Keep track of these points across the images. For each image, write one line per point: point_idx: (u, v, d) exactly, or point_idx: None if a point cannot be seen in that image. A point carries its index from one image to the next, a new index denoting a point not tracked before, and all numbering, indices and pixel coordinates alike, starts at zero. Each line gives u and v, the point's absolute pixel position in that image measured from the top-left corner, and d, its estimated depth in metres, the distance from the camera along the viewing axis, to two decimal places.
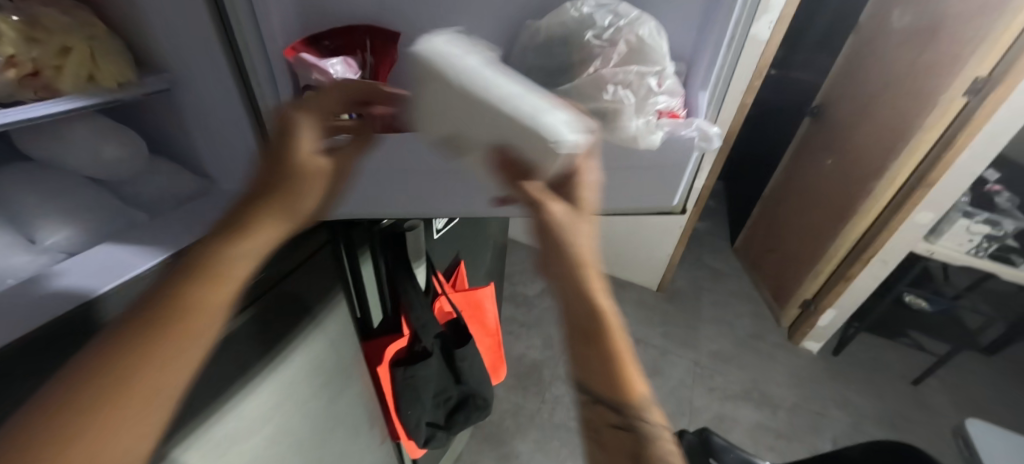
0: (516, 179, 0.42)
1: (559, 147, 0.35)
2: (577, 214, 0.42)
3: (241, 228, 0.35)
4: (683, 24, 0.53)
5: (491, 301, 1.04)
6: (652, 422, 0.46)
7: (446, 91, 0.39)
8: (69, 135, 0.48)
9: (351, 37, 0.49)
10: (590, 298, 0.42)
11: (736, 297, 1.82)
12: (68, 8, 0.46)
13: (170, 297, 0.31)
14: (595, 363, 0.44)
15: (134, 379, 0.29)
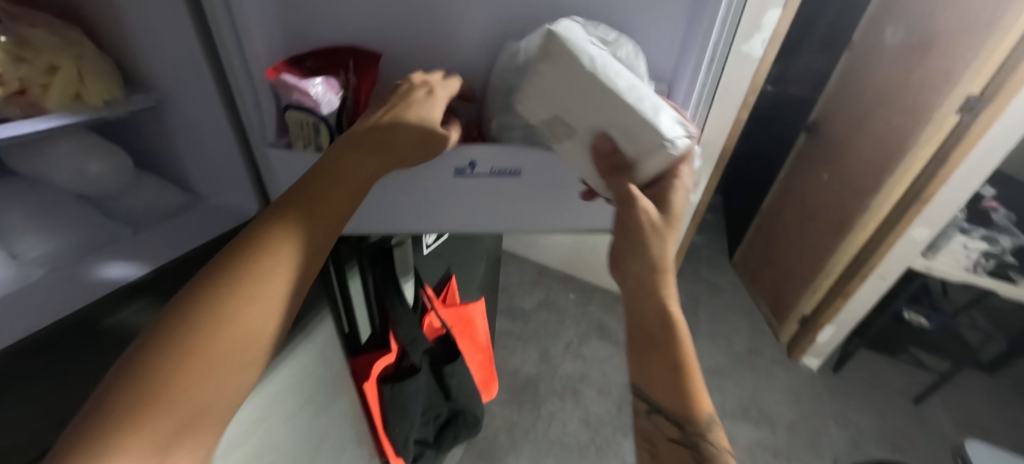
0: (614, 166, 0.45)
1: (674, 147, 0.43)
2: (676, 213, 0.46)
3: (279, 229, 0.36)
4: (663, 44, 0.51)
5: (482, 317, 1.04)
6: (718, 442, 0.45)
7: (566, 75, 0.43)
8: (52, 153, 0.48)
9: (334, 57, 0.49)
10: (661, 300, 0.46)
11: (734, 311, 1.81)
12: (58, 28, 0.47)
13: (220, 292, 0.32)
14: (662, 370, 0.46)
15: (194, 371, 0.30)
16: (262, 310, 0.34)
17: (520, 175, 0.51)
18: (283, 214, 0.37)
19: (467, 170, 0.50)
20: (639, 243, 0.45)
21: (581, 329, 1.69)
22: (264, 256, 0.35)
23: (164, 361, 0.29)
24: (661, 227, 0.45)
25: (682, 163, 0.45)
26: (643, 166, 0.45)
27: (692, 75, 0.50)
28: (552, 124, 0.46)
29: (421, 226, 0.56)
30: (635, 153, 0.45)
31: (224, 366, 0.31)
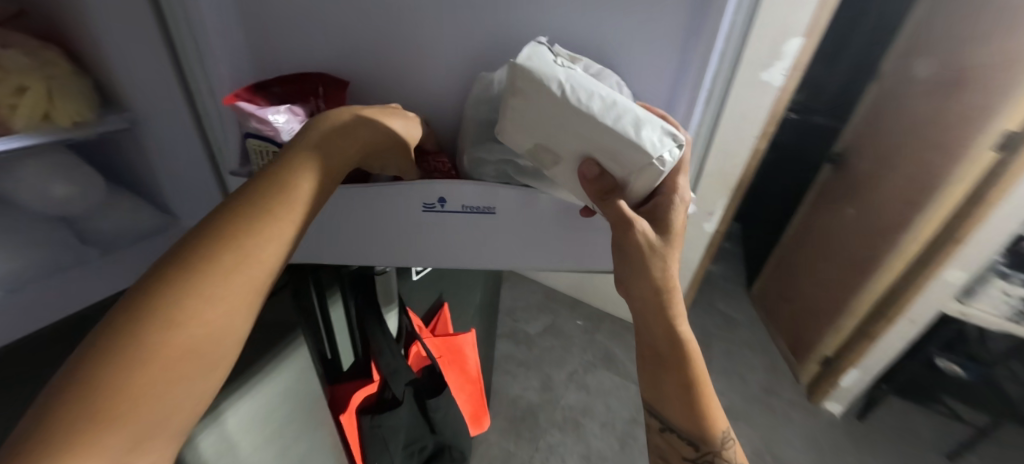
0: (604, 193, 0.41)
1: (664, 163, 0.38)
2: (678, 231, 0.44)
3: (263, 208, 0.31)
4: (654, 82, 0.46)
5: (473, 348, 1.00)
6: (731, 456, 0.50)
7: (537, 102, 0.39)
8: (18, 175, 0.47)
9: (302, 84, 0.48)
10: (677, 336, 0.47)
11: (750, 348, 1.71)
12: (31, 50, 0.46)
13: (210, 269, 0.27)
14: (679, 396, 0.49)
15: (155, 375, 0.24)
16: (240, 303, 0.28)
17: (495, 212, 0.48)
18: (266, 191, 0.32)
19: (437, 205, 0.48)
20: (640, 265, 0.43)
21: (587, 358, 1.62)
22: (242, 239, 0.29)
23: (141, 347, 0.24)
24: (661, 247, 0.43)
25: (677, 177, 0.44)
26: (632, 187, 0.41)
27: (687, 111, 0.46)
28: (539, 153, 0.42)
29: (395, 256, 0.53)
30: (623, 174, 0.41)
31: (201, 355, 0.26)
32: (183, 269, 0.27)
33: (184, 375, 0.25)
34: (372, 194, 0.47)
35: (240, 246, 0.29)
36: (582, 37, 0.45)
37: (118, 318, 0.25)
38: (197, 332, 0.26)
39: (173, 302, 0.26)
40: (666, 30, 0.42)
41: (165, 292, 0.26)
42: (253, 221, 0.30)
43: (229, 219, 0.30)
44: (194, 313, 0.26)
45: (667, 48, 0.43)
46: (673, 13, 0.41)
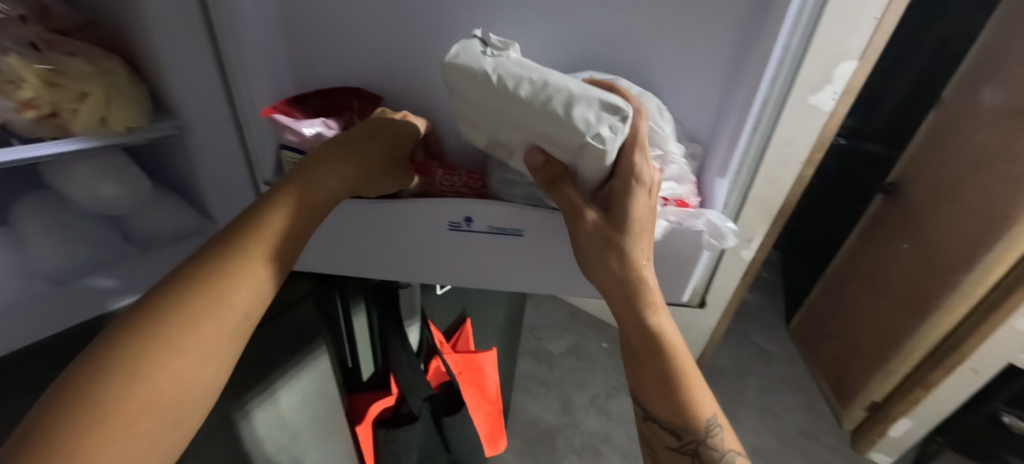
0: (551, 181, 0.41)
1: (602, 145, 0.36)
2: (641, 219, 0.40)
3: (234, 263, 0.35)
4: (700, 105, 0.44)
5: (493, 366, 0.96)
6: (721, 444, 0.43)
7: (471, 94, 0.38)
8: (73, 173, 0.51)
9: (335, 99, 0.51)
10: (648, 327, 0.43)
11: (787, 385, 1.60)
12: (95, 59, 0.50)
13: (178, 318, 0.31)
14: (655, 382, 0.43)
15: (123, 422, 0.27)
16: (206, 354, 0.32)
17: (521, 235, 0.47)
18: (237, 244, 0.36)
19: (463, 225, 0.47)
20: (594, 259, 0.41)
21: (610, 382, 1.56)
22: (212, 292, 0.33)
23: (111, 389, 0.27)
24: (616, 237, 0.40)
25: (636, 155, 0.39)
26: (582, 170, 0.39)
27: (733, 136, 0.42)
28: (495, 146, 0.43)
29: (419, 271, 0.53)
30: (569, 157, 0.39)
31: (172, 397, 0.30)
32: (155, 324, 0.31)
33: (150, 420, 0.28)
34: (398, 210, 0.47)
35: (206, 295, 0.33)
36: (625, 60, 0.43)
37: (88, 370, 0.28)
38: (162, 383, 0.29)
39: (144, 351, 0.29)
40: (716, 51, 0.40)
41: (134, 344, 0.29)
42: (221, 275, 0.34)
43: (199, 275, 0.34)
44: (161, 363, 0.29)
45: (714, 69, 0.41)
46: (722, 33, 0.39)
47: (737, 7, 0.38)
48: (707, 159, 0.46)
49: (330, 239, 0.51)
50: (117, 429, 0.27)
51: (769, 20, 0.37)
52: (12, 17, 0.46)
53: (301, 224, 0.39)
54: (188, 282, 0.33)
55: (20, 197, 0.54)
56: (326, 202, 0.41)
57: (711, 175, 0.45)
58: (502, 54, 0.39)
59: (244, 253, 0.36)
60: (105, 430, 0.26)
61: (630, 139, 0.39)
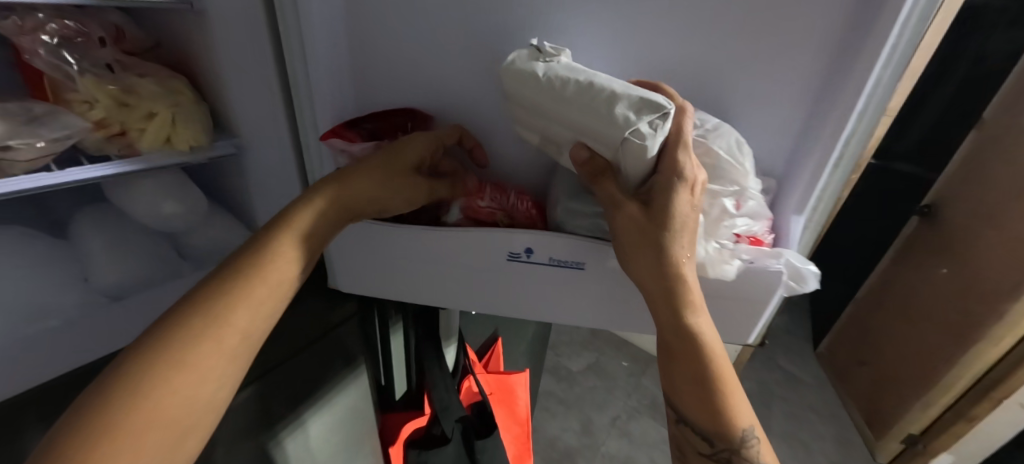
0: (592, 177, 0.39)
1: (643, 147, 0.35)
2: (681, 218, 0.37)
3: (243, 281, 0.35)
4: (774, 139, 0.43)
5: (525, 388, 0.95)
6: (756, 456, 0.42)
7: (524, 95, 0.37)
8: (137, 188, 0.54)
9: (390, 119, 0.49)
10: (687, 327, 0.40)
11: (818, 414, 1.54)
12: (163, 80, 0.52)
13: (187, 333, 0.32)
14: (691, 386, 0.42)
15: (127, 440, 0.28)
16: (208, 373, 0.32)
17: (582, 268, 0.46)
18: (249, 258, 0.37)
19: (522, 255, 0.46)
20: (626, 252, 0.39)
21: (631, 403, 1.52)
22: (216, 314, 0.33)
23: (117, 406, 0.28)
24: (648, 228, 0.37)
25: (678, 152, 0.37)
26: (625, 168, 0.38)
27: (811, 175, 0.42)
28: (548, 143, 0.42)
29: (466, 297, 0.52)
30: (612, 156, 0.37)
31: (175, 414, 0.30)
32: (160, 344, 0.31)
33: (153, 438, 0.29)
34: (459, 237, 0.46)
35: (218, 309, 0.33)
36: (695, 90, 0.42)
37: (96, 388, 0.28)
38: (165, 403, 0.30)
39: (151, 368, 0.30)
40: (799, 84, 0.39)
41: (140, 365, 0.30)
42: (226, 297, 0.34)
43: (205, 295, 0.34)
44: (166, 380, 0.30)
45: (796, 105, 0.41)
46: (803, 78, 0.39)
47: (821, 55, 0.37)
48: (781, 193, 0.46)
49: (382, 263, 0.52)
50: (118, 448, 0.27)
51: (856, 67, 0.36)
52: (92, 40, 0.50)
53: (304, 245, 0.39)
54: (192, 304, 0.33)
55: (80, 211, 0.56)
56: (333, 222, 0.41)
57: (785, 210, 0.46)
58: (553, 60, 0.37)
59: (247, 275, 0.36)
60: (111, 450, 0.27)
61: (673, 136, 0.37)
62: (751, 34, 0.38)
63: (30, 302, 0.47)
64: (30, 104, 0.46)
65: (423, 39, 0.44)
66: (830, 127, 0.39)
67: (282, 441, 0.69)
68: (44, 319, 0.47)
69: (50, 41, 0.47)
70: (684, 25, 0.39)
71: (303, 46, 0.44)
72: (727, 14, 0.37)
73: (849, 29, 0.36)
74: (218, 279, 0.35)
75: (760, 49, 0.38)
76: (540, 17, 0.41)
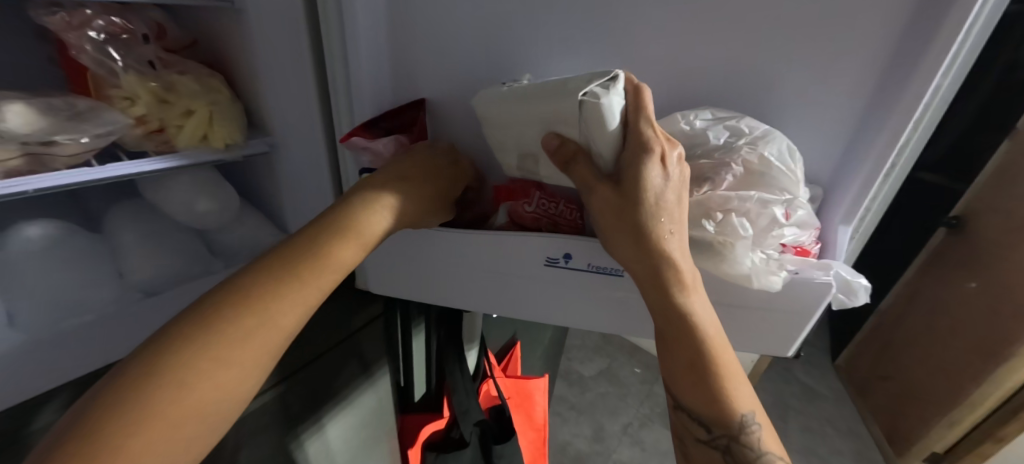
0: (566, 166, 0.39)
1: (597, 107, 0.33)
2: (654, 190, 0.36)
3: (301, 273, 0.35)
4: (820, 151, 0.42)
5: (543, 394, 0.93)
6: (758, 444, 0.40)
7: (508, 100, 0.40)
8: (173, 184, 0.55)
9: (403, 116, 0.48)
10: (675, 307, 0.38)
11: (837, 428, 1.50)
12: (202, 78, 0.53)
13: (235, 317, 0.31)
14: (687, 369, 0.40)
15: (160, 427, 0.27)
16: (250, 365, 0.31)
17: (621, 275, 0.44)
18: (312, 248, 0.36)
19: (561, 260, 0.45)
20: (608, 226, 0.39)
21: (644, 410, 1.49)
22: (266, 308, 0.32)
23: (157, 389, 0.27)
24: (623, 200, 0.37)
25: (642, 126, 0.36)
26: (595, 146, 0.37)
27: (861, 187, 0.41)
28: (526, 160, 0.43)
29: (495, 301, 0.52)
30: (580, 131, 0.37)
31: (209, 403, 0.29)
32: (208, 333, 0.30)
33: (186, 427, 0.28)
34: (495, 240, 0.46)
35: (270, 301, 0.33)
36: (740, 96, 0.41)
37: (139, 368, 0.27)
38: (205, 393, 0.29)
39: (195, 352, 0.29)
40: (850, 92, 0.38)
41: (187, 351, 0.29)
42: (276, 291, 0.33)
43: (257, 284, 0.33)
44: (206, 370, 0.29)
45: (844, 113, 0.39)
46: (852, 95, 0.38)
47: (870, 70, 0.36)
48: (827, 202, 0.44)
49: (414, 265, 0.52)
50: (146, 435, 0.26)
51: (910, 81, 0.35)
52: (136, 36, 0.51)
53: (357, 250, 0.38)
54: (241, 294, 0.32)
55: (115, 205, 0.57)
56: (382, 231, 0.40)
57: (831, 221, 0.44)
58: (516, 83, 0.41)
59: (297, 272, 0.34)
60: (147, 437, 0.26)
61: (632, 112, 0.36)
62: (799, 49, 0.37)
63: (67, 295, 0.48)
64: (74, 100, 0.46)
65: (461, 44, 0.44)
66: (881, 142, 0.38)
67: (305, 442, 0.69)
68: (81, 313, 0.48)
69: (96, 37, 0.48)
70: (735, 33, 0.37)
71: (345, 43, 0.45)
72: (780, 25, 0.36)
73: (903, 44, 0.34)
74: (278, 267, 0.34)
75: (809, 63, 0.37)
76: (584, 23, 0.40)
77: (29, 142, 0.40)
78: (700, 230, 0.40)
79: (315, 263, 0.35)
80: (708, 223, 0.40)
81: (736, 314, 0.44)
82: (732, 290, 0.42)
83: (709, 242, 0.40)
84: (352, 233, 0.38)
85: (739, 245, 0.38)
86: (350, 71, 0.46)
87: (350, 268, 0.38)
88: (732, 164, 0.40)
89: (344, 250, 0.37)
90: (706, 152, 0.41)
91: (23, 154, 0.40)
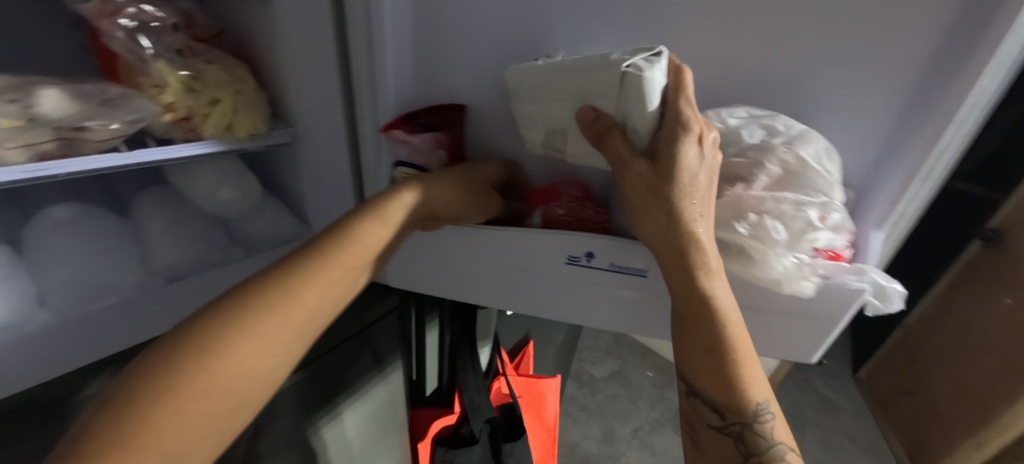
0: (600, 140, 0.38)
1: (639, 78, 0.33)
2: (689, 171, 0.36)
3: (325, 255, 0.35)
4: (853, 153, 0.40)
5: (554, 394, 0.91)
6: (771, 433, 0.38)
7: (536, 81, 0.39)
8: (198, 173, 0.56)
9: (443, 115, 0.48)
10: (700, 294, 0.37)
11: (856, 444, 1.46)
12: (230, 69, 0.54)
13: (258, 299, 0.31)
14: (704, 355, 0.39)
15: (184, 402, 0.27)
16: (275, 346, 0.31)
17: (645, 275, 0.43)
18: (334, 232, 0.37)
19: (583, 259, 0.44)
20: (639, 206, 0.38)
21: (655, 415, 1.47)
22: (292, 289, 0.33)
23: (182, 363, 0.27)
24: (653, 179, 0.36)
25: (681, 106, 0.35)
26: (633, 120, 0.36)
27: (899, 186, 0.39)
28: (553, 135, 0.43)
29: (510, 299, 0.51)
30: (617, 107, 0.37)
31: (232, 381, 0.29)
32: (233, 313, 0.30)
33: (211, 404, 0.28)
34: (515, 237, 0.45)
35: (293, 281, 0.33)
36: (768, 93, 0.40)
37: (171, 343, 0.28)
38: (230, 369, 0.29)
39: (217, 330, 0.29)
40: (889, 96, 0.36)
41: (217, 330, 0.29)
42: (306, 272, 0.34)
43: (281, 269, 0.34)
44: (230, 345, 0.29)
45: (882, 115, 0.37)
46: (892, 101, 0.36)
47: (912, 74, 0.34)
48: (859, 205, 0.43)
49: (432, 260, 0.52)
50: (169, 409, 0.26)
51: (954, 83, 0.33)
52: (166, 25, 0.51)
53: (376, 230, 0.38)
54: (272, 276, 0.33)
55: (141, 191, 0.59)
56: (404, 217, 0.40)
57: (863, 224, 0.43)
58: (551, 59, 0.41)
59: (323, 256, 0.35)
60: (174, 411, 0.26)
61: (672, 92, 0.36)
62: (837, 49, 0.35)
63: (93, 277, 0.49)
64: (106, 87, 0.47)
65: (484, 38, 0.43)
66: (921, 145, 0.36)
67: (319, 432, 0.70)
68: (106, 295, 0.49)
69: (127, 24, 0.49)
70: (771, 30, 0.36)
71: (370, 34, 0.44)
72: (816, 24, 0.34)
73: (947, 47, 0.32)
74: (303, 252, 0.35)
75: (845, 64, 0.36)
76: (613, 13, 0.39)
77: (61, 127, 0.41)
78: (730, 231, 0.40)
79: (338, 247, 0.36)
80: (739, 225, 0.39)
81: (762, 317, 0.42)
82: (758, 292, 0.41)
83: (738, 244, 0.39)
84: (374, 217, 0.38)
85: (771, 251, 0.37)
86: (373, 66, 0.46)
87: (375, 251, 0.38)
88: (768, 164, 0.39)
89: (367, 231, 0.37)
90: (740, 151, 0.40)
91: (56, 138, 0.41)
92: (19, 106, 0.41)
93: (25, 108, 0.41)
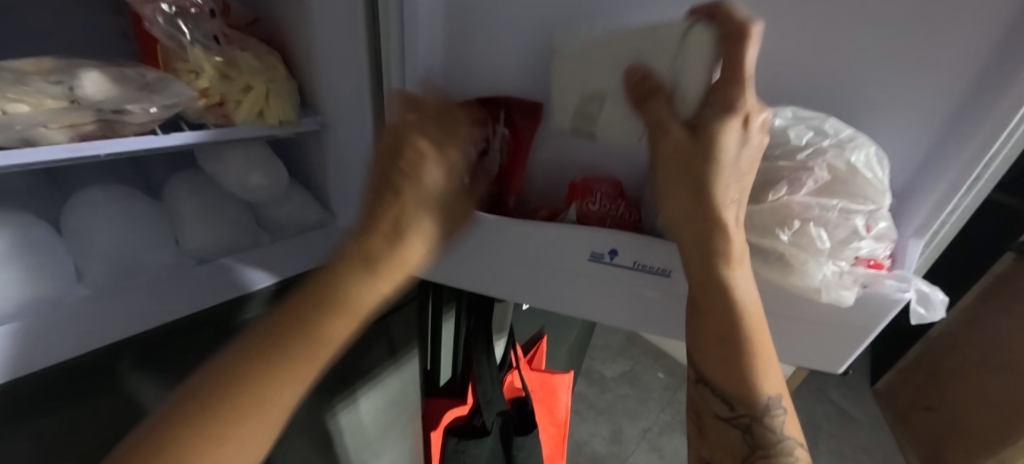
0: (643, 102, 0.37)
1: (693, 25, 0.33)
2: (725, 151, 0.35)
3: (326, 314, 0.34)
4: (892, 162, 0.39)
5: (566, 391, 0.91)
6: (780, 428, 0.39)
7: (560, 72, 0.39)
8: (228, 158, 0.57)
9: (484, 107, 0.46)
10: (719, 280, 0.37)
11: (872, 457, 1.43)
12: (261, 54, 0.55)
13: (266, 360, 0.33)
14: (716, 340, 0.39)
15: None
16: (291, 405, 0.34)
17: (670, 276, 0.43)
18: (343, 286, 0.35)
19: (606, 257, 0.43)
20: (669, 175, 0.37)
21: (665, 417, 1.46)
22: (299, 347, 0.33)
23: (194, 428, 0.29)
24: (685, 147, 0.36)
25: (733, 88, 0.34)
26: (684, 83, 0.36)
27: (941, 197, 0.38)
28: (589, 103, 0.40)
29: (528, 294, 0.51)
30: (665, 70, 0.36)
31: (244, 442, 0.31)
32: (246, 375, 0.32)
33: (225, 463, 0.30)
34: (540, 230, 0.45)
35: (302, 344, 0.33)
36: (802, 97, 0.39)
37: (195, 404, 0.30)
38: (244, 431, 0.31)
39: (230, 393, 0.31)
40: (931, 105, 0.35)
41: (228, 395, 0.31)
42: (321, 333, 0.34)
43: (290, 326, 0.34)
44: (241, 407, 0.31)
45: (926, 122, 0.36)
46: (935, 106, 0.35)
47: (961, 78, 0.33)
48: (899, 212, 0.41)
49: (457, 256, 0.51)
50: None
51: (1009, 90, 0.31)
52: (204, 11, 0.52)
53: (387, 286, 0.37)
54: (290, 336, 0.33)
55: (174, 174, 0.60)
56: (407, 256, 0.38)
57: (902, 232, 0.42)
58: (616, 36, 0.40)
59: (341, 306, 0.35)
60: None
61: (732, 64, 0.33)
62: (881, 51, 0.34)
63: (130, 255, 0.51)
64: (145, 71, 0.48)
65: (516, 31, 0.43)
66: (966, 156, 0.35)
67: (337, 416, 0.71)
68: (137, 275, 0.51)
69: (168, 10, 0.50)
70: (813, 28, 0.35)
71: (403, 28, 0.44)
72: (856, 25, 0.34)
73: (999, 51, 0.31)
74: (311, 308, 0.34)
75: (886, 65, 0.35)
76: (645, 10, 0.39)
77: (103, 109, 0.43)
78: (774, 239, 0.38)
79: (347, 306, 0.35)
80: (782, 233, 0.38)
81: (783, 322, 0.42)
82: (791, 298, 0.40)
83: (779, 253, 0.38)
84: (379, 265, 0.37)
85: (813, 259, 0.36)
86: (403, 57, 0.46)
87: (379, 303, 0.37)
88: (816, 169, 0.37)
89: (370, 287, 0.36)
90: (786, 153, 0.39)
91: (96, 121, 0.43)
92: (63, 87, 0.42)
93: (68, 89, 0.42)
